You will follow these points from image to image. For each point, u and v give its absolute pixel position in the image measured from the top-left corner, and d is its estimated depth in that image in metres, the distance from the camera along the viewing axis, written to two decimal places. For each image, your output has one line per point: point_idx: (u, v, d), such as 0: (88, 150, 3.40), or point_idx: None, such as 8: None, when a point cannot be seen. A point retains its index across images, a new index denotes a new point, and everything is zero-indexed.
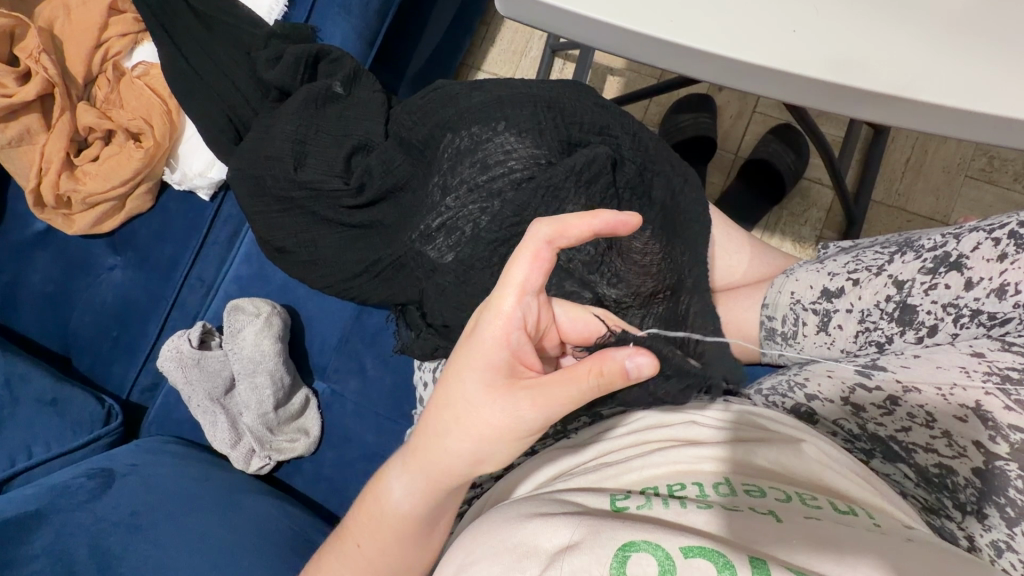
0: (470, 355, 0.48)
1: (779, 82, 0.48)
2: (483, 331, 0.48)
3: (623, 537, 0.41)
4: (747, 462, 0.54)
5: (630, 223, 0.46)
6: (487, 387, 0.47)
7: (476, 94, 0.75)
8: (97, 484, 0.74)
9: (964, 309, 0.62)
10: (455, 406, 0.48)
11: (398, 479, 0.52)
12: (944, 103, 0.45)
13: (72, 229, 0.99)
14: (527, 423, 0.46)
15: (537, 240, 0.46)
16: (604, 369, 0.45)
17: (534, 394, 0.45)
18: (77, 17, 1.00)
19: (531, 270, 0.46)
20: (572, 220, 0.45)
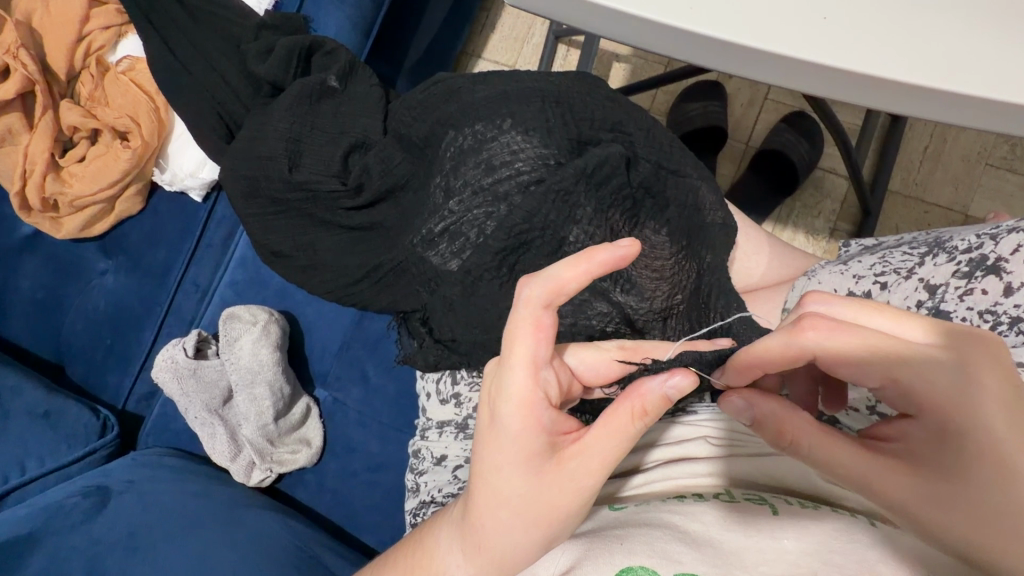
0: (504, 448, 0.45)
1: (812, 78, 0.42)
2: (506, 419, 0.45)
3: (621, 563, 0.41)
4: (747, 471, 0.53)
5: (629, 254, 0.42)
6: (536, 473, 0.45)
7: (480, 89, 0.71)
8: (93, 502, 0.72)
9: (1003, 317, 0.58)
10: (510, 504, 0.46)
11: None
12: (1002, 98, 0.39)
13: (60, 233, 0.95)
14: (589, 489, 0.45)
15: (537, 305, 0.42)
16: (647, 408, 0.43)
17: (588, 458, 0.44)
18: (57, 8, 0.94)
19: (540, 338, 0.43)
20: (568, 272, 0.41)
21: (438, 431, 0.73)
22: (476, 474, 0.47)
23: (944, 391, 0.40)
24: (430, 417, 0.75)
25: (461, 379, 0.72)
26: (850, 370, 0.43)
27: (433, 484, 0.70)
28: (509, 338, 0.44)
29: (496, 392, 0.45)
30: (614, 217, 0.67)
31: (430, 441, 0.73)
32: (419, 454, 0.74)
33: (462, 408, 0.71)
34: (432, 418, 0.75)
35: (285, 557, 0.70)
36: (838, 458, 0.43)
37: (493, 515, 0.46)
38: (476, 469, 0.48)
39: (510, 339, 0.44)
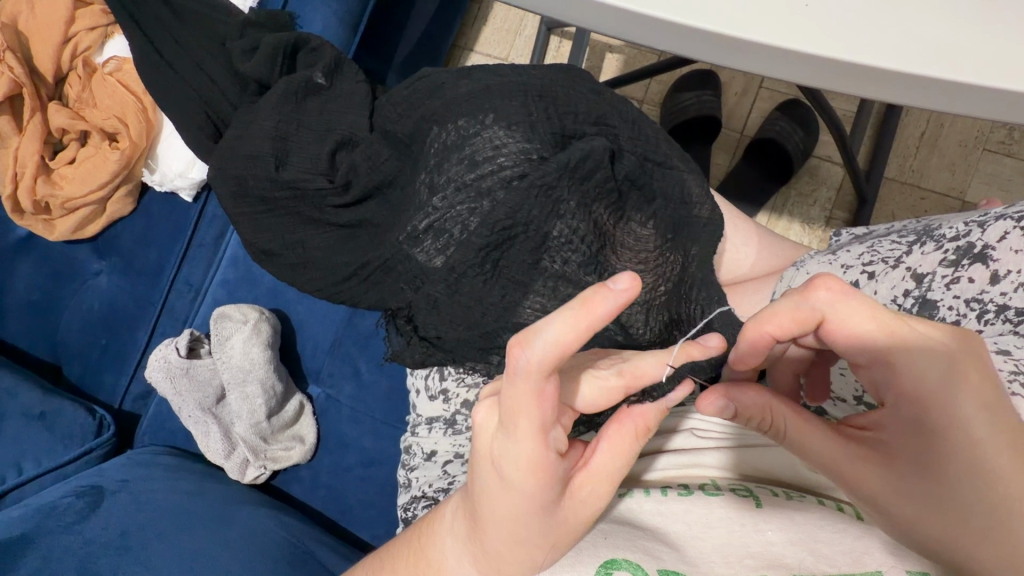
0: (516, 504, 0.41)
1: (789, 62, 0.45)
2: (516, 479, 0.40)
3: (605, 554, 0.43)
4: (741, 461, 0.53)
5: (630, 291, 0.35)
6: (551, 520, 0.42)
7: (463, 83, 0.70)
8: (87, 502, 0.73)
9: (990, 305, 0.58)
10: (527, 551, 0.43)
11: None
12: (967, 81, 0.42)
13: (52, 235, 0.95)
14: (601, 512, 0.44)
15: (540, 369, 0.36)
16: (649, 424, 0.43)
17: (599, 486, 0.43)
18: (43, 10, 0.94)
19: (542, 396, 0.38)
20: (566, 332, 0.35)
21: (427, 428, 0.74)
22: (484, 526, 0.43)
23: (928, 385, 0.40)
24: (419, 414, 0.76)
25: (448, 374, 0.73)
26: (842, 347, 0.44)
27: (423, 479, 0.70)
28: (509, 399, 0.38)
29: (500, 453, 0.40)
30: (601, 212, 0.67)
31: (420, 436, 0.74)
32: (410, 450, 0.75)
33: (449, 404, 0.72)
34: (421, 415, 0.75)
35: (277, 553, 0.71)
36: (811, 443, 0.44)
37: (508, 561, 0.43)
38: (483, 524, 0.43)
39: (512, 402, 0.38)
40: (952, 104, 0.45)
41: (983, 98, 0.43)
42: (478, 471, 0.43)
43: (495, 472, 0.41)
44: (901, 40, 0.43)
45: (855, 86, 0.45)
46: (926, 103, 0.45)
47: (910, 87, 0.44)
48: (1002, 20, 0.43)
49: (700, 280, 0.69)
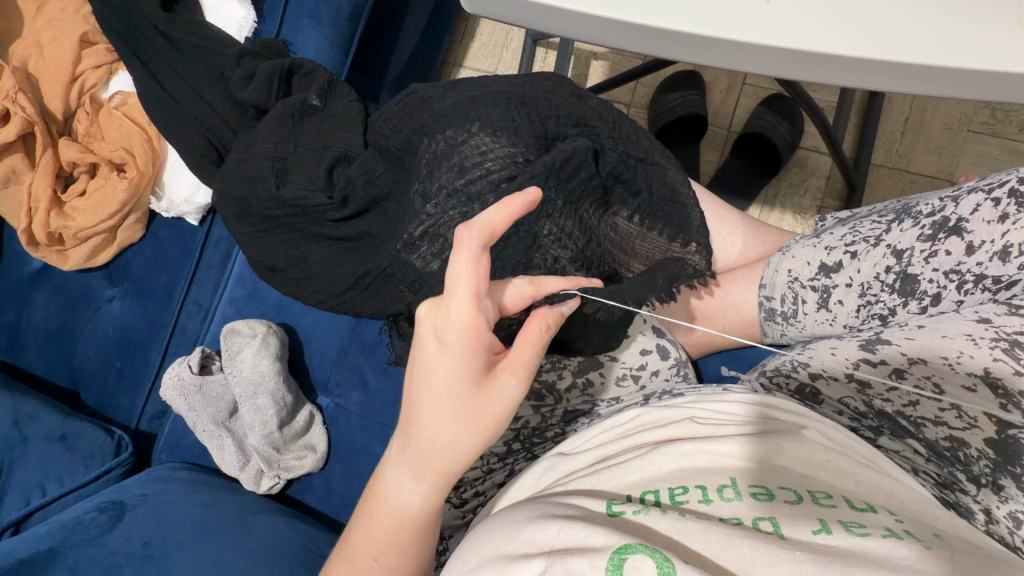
0: (448, 374, 0.47)
1: (760, 54, 0.49)
2: (449, 349, 0.46)
3: (618, 541, 0.41)
4: (764, 456, 0.54)
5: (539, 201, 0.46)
6: (481, 389, 0.47)
7: (449, 95, 0.74)
8: (108, 517, 0.75)
9: (967, 275, 0.60)
10: (458, 424, 0.47)
11: (414, 496, 0.50)
12: (920, 61, 0.47)
13: (67, 265, 0.99)
14: (515, 392, 0.48)
15: (479, 243, 0.44)
16: (549, 323, 0.49)
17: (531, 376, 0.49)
18: (50, 52, 0.99)
19: (479, 271, 0.45)
20: (501, 212, 0.45)
21: None
22: (425, 408, 0.48)
23: None
24: None
25: None
26: None
27: None
28: (455, 272, 0.45)
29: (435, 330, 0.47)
30: (591, 209, 0.70)
31: None
32: None
33: None
34: None
35: (292, 558, 0.73)
36: None
37: (446, 453, 0.49)
38: (424, 405, 0.48)
39: (456, 279, 0.45)
40: (900, 82, 0.49)
41: (929, 74, 0.48)
42: (421, 361, 0.48)
43: (435, 357, 0.47)
44: (847, 27, 0.48)
45: (804, 71, 0.50)
46: (874, 84, 0.50)
47: (863, 67, 0.48)
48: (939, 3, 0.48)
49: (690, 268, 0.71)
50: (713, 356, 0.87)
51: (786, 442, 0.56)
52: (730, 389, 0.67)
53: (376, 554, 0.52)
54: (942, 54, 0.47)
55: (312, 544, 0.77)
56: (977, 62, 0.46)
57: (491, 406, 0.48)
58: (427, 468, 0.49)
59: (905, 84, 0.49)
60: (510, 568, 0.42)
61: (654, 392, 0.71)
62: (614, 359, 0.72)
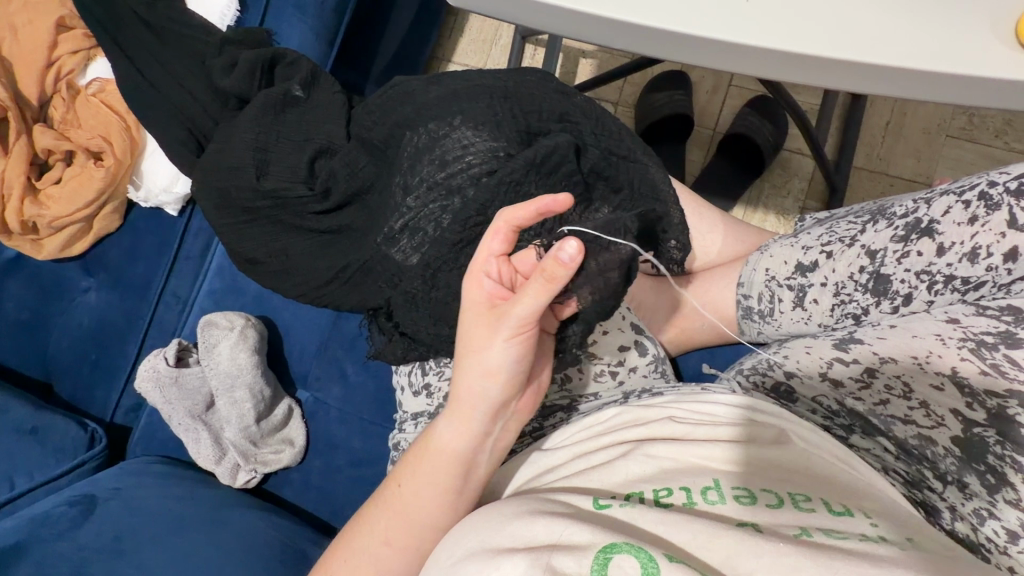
0: (471, 310, 0.53)
1: (738, 53, 0.50)
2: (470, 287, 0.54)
3: (604, 540, 0.42)
4: (745, 459, 0.54)
5: (566, 200, 0.51)
6: (491, 322, 0.52)
7: (433, 89, 0.74)
8: (79, 510, 0.74)
9: (938, 275, 0.61)
10: (478, 353, 0.52)
11: (445, 431, 0.55)
12: (891, 63, 0.47)
13: (41, 254, 0.97)
14: (520, 321, 0.50)
15: (504, 221, 0.52)
16: (548, 269, 0.47)
17: (528, 307, 0.49)
18: (25, 36, 0.97)
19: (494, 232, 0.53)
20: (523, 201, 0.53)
21: (413, 423, 0.75)
22: (458, 347, 0.54)
23: None
24: (406, 410, 0.77)
25: (429, 369, 0.75)
26: None
27: None
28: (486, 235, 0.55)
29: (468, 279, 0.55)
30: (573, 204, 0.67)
31: (407, 432, 0.74)
32: (397, 446, 0.75)
33: (433, 399, 0.74)
34: (407, 411, 0.77)
35: (269, 553, 0.73)
36: None
37: (471, 384, 0.53)
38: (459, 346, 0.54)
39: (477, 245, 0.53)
40: (873, 84, 0.50)
41: (904, 78, 0.49)
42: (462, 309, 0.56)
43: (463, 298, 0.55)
44: (823, 30, 0.48)
45: (782, 72, 0.51)
46: (851, 86, 0.50)
47: (836, 69, 0.49)
48: (911, 8, 0.49)
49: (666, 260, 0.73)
50: (692, 353, 0.87)
51: (767, 446, 0.56)
52: (710, 390, 0.68)
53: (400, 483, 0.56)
54: (916, 58, 0.48)
55: (288, 539, 0.76)
56: (948, 66, 0.47)
57: (491, 334, 0.52)
58: (450, 400, 0.55)
59: (880, 87, 0.50)
60: (495, 561, 0.42)
61: (633, 390, 0.71)
62: (593, 356, 0.72)
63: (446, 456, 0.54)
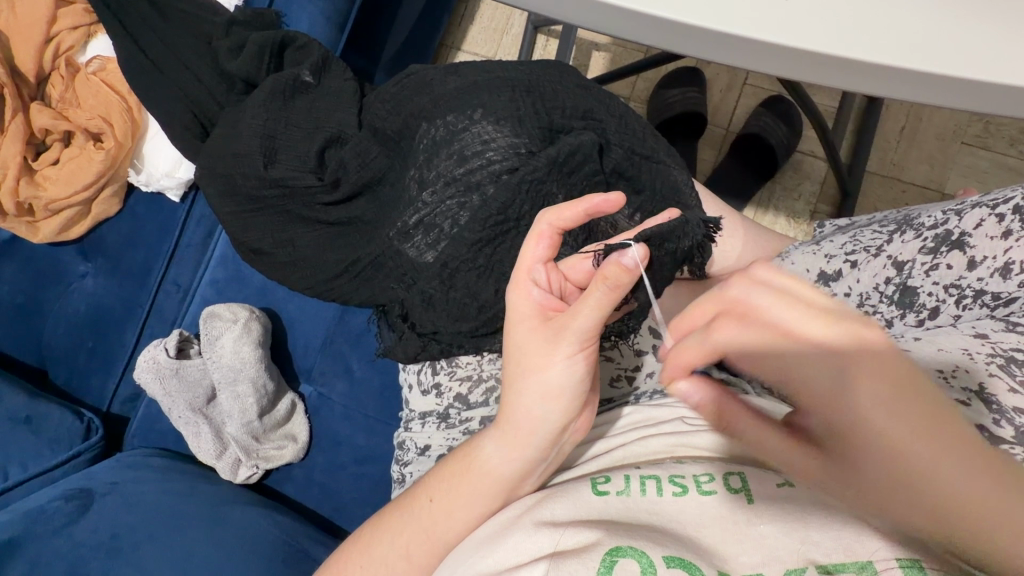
0: (520, 326, 0.51)
1: (776, 56, 0.46)
2: (516, 303, 0.51)
3: (610, 543, 0.41)
4: (738, 444, 0.52)
5: (617, 201, 0.49)
6: (540, 338, 0.49)
7: (451, 80, 0.71)
8: (75, 506, 0.72)
9: (967, 290, 0.60)
10: (527, 369, 0.50)
11: (490, 452, 0.52)
12: (938, 72, 0.44)
13: (37, 237, 0.94)
14: (578, 337, 0.47)
15: (549, 225, 0.50)
16: (605, 277, 0.44)
17: (591, 318, 0.46)
18: (23, 9, 0.93)
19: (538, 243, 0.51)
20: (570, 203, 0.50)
21: (420, 422, 0.73)
22: (508, 363, 0.52)
23: None
24: (412, 409, 0.74)
25: (440, 368, 0.72)
26: None
27: (417, 474, 0.69)
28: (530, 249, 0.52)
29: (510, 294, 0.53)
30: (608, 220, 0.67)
31: (414, 432, 0.73)
32: (403, 445, 0.73)
33: (443, 398, 0.71)
34: (414, 409, 0.74)
35: (270, 552, 0.71)
36: None
37: (524, 402, 0.50)
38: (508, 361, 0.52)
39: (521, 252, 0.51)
40: (916, 92, 0.46)
41: (958, 88, 0.45)
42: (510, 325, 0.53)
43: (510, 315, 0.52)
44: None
45: (829, 78, 0.47)
46: (900, 94, 0.47)
47: (880, 76, 0.46)
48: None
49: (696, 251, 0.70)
50: None
51: None
52: None
53: (433, 496, 0.53)
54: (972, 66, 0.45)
55: (290, 538, 0.75)
56: (998, 77, 0.44)
57: (549, 349, 0.48)
58: (501, 420, 0.52)
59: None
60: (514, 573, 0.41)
61: (647, 392, 0.69)
62: (610, 360, 0.71)
63: (495, 479, 0.51)
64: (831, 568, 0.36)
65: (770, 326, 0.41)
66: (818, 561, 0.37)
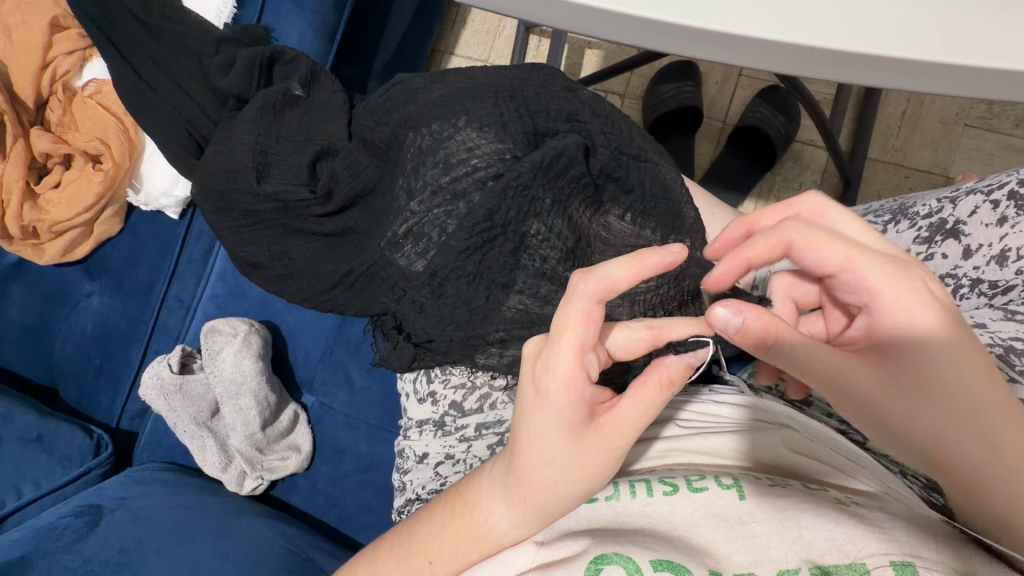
0: (547, 416, 0.47)
1: (757, 50, 0.46)
2: (548, 394, 0.46)
3: (596, 551, 0.41)
4: (740, 447, 0.54)
5: (677, 260, 0.44)
6: (576, 434, 0.47)
7: (435, 87, 0.71)
8: (84, 523, 0.73)
9: (963, 279, 0.58)
10: (553, 462, 0.47)
11: (504, 536, 0.49)
12: (928, 58, 0.43)
13: (42, 259, 0.96)
14: (623, 448, 0.47)
15: (600, 303, 0.44)
16: (673, 378, 0.46)
17: (642, 420, 0.46)
18: (19, 37, 0.95)
19: (586, 334, 0.45)
20: (628, 272, 0.43)
21: (418, 430, 0.73)
22: (530, 454, 0.48)
23: None
24: (410, 417, 0.75)
25: (434, 377, 0.73)
26: None
27: (417, 481, 0.70)
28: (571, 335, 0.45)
29: (538, 371, 0.47)
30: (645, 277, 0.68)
31: (411, 440, 0.73)
32: (403, 453, 0.74)
33: (438, 406, 0.72)
34: (412, 417, 0.75)
35: (275, 561, 0.72)
36: None
37: (556, 499, 0.48)
38: (526, 443, 0.48)
39: (565, 334, 0.44)
40: (899, 80, 0.46)
41: (941, 74, 0.45)
42: (524, 406, 0.49)
43: (534, 402, 0.48)
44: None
45: (807, 68, 0.46)
46: (884, 83, 0.47)
47: (863, 66, 0.45)
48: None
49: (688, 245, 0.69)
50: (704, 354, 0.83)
51: (762, 437, 0.55)
52: (715, 391, 0.66)
53: (432, 558, 0.51)
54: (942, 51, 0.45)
55: (295, 548, 0.76)
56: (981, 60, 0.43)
57: (590, 447, 0.47)
58: (522, 515, 0.48)
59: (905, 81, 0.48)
60: None
61: None
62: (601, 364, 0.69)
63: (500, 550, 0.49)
64: (827, 569, 0.37)
65: (849, 272, 0.43)
66: (816, 561, 0.38)
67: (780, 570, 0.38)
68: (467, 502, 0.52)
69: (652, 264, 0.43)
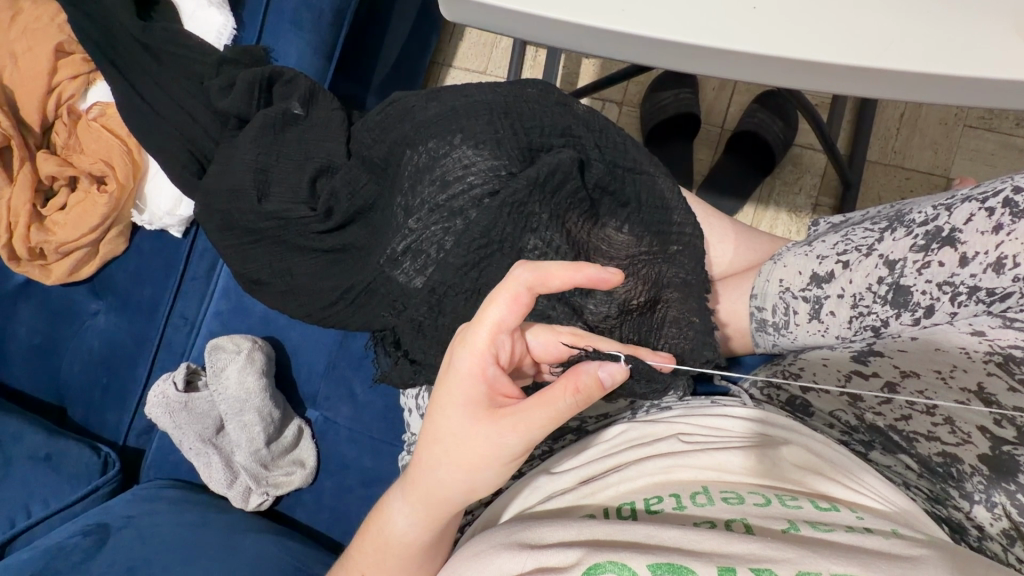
0: (452, 392, 0.48)
1: (745, 63, 0.49)
2: (456, 368, 0.48)
3: (588, 561, 0.41)
4: (748, 465, 0.53)
5: (612, 280, 0.48)
6: (471, 419, 0.47)
7: (431, 105, 0.72)
8: (92, 542, 0.74)
9: (961, 287, 0.54)
10: (446, 444, 0.48)
11: (403, 521, 0.52)
12: (907, 69, 0.46)
13: (49, 280, 0.97)
14: (511, 448, 0.47)
15: (529, 290, 0.46)
16: (580, 386, 0.45)
17: (533, 424, 0.46)
18: (25, 63, 0.97)
19: (506, 316, 0.47)
20: (561, 270, 0.46)
21: None
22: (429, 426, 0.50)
23: None
24: (414, 432, 0.75)
25: None
26: None
27: None
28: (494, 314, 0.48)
29: (457, 343, 0.49)
30: (633, 286, 0.68)
31: None
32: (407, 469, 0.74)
33: None
34: (415, 433, 0.75)
35: None
36: None
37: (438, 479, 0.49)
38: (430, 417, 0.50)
39: (486, 313, 0.45)
40: (879, 88, 0.49)
41: (921, 81, 0.47)
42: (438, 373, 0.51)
43: (444, 371, 0.50)
44: (834, 36, 0.47)
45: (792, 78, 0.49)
46: (865, 92, 0.49)
47: (845, 75, 0.47)
48: (928, 9, 0.47)
49: (684, 255, 0.70)
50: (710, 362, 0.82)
51: (768, 455, 0.54)
52: (718, 402, 0.65)
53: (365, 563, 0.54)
54: (927, 63, 0.46)
55: (301, 562, 0.76)
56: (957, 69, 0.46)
57: (480, 436, 0.47)
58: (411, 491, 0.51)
59: (896, 91, 0.49)
60: None
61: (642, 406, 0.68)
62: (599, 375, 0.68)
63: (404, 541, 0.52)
64: None
65: None
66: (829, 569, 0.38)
67: (801, 571, 0.38)
68: (391, 485, 0.55)
69: (588, 276, 0.47)
